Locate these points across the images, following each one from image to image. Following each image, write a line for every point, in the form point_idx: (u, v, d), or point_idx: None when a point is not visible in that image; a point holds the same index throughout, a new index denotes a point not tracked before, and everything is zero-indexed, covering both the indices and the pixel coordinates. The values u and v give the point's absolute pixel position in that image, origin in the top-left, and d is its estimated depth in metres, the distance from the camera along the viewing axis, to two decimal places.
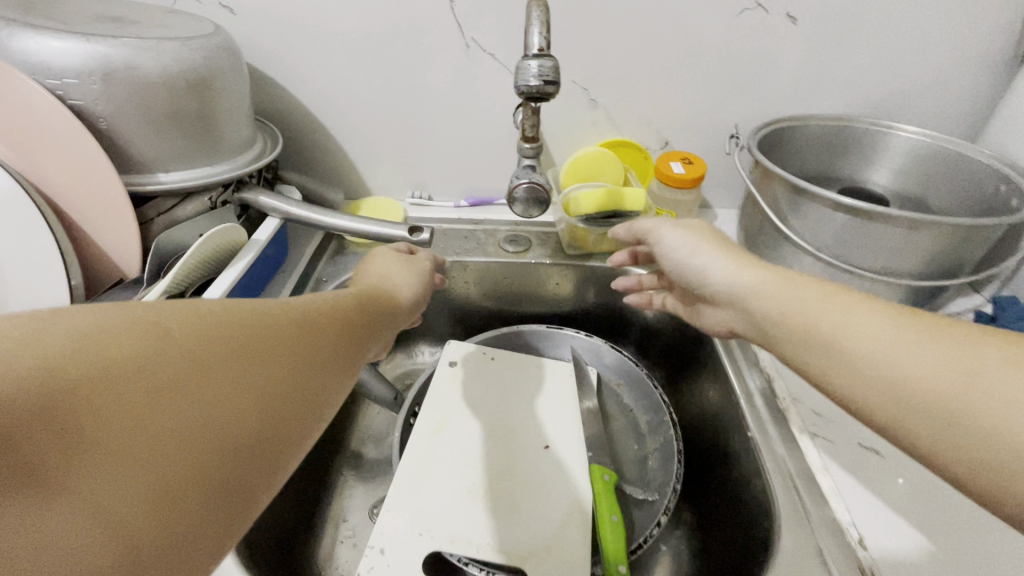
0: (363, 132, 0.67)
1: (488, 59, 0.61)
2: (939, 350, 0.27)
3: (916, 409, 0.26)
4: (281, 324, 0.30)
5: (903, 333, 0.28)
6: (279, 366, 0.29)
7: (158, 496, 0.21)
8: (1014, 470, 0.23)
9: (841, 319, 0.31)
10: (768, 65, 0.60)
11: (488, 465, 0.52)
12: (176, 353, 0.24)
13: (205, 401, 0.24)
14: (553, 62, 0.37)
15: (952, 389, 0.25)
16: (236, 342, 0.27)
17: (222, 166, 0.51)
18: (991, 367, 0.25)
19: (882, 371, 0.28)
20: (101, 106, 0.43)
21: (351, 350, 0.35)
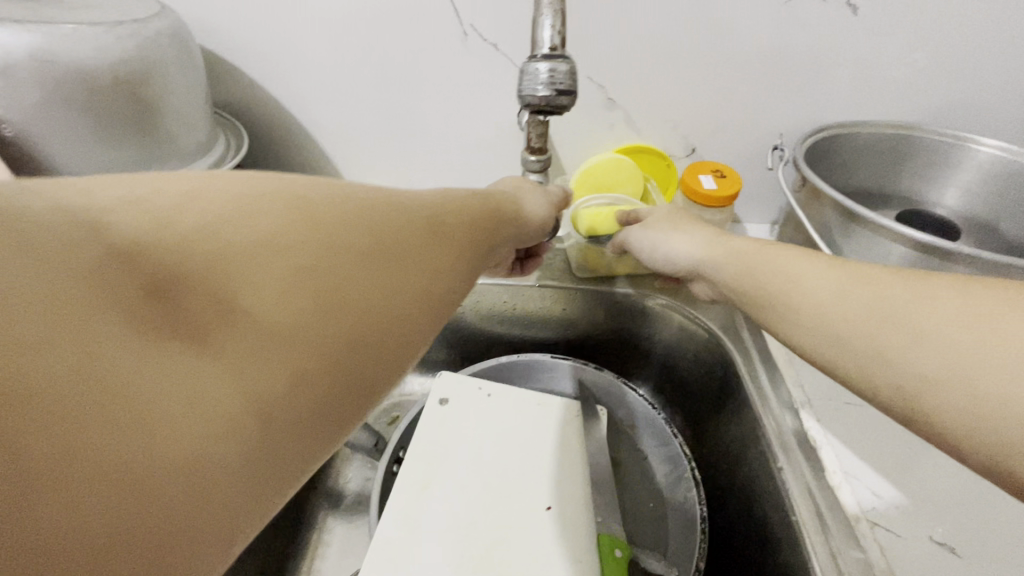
0: (346, 131, 0.58)
1: (489, 51, 0.52)
2: (863, 290, 0.28)
3: (839, 343, 0.28)
4: (411, 221, 0.27)
5: (837, 280, 0.30)
6: (410, 264, 0.25)
7: (286, 375, 0.19)
8: (946, 401, 0.23)
9: (785, 271, 0.33)
10: (819, 64, 0.51)
11: (479, 532, 0.45)
12: (304, 234, 0.22)
13: (332, 288, 0.21)
14: (568, 64, 0.29)
15: (868, 322, 0.27)
16: (365, 233, 0.24)
17: (170, 178, 0.43)
18: (906, 299, 0.26)
19: (813, 314, 0.30)
20: (5, 109, 0.35)
21: (477, 264, 0.31)
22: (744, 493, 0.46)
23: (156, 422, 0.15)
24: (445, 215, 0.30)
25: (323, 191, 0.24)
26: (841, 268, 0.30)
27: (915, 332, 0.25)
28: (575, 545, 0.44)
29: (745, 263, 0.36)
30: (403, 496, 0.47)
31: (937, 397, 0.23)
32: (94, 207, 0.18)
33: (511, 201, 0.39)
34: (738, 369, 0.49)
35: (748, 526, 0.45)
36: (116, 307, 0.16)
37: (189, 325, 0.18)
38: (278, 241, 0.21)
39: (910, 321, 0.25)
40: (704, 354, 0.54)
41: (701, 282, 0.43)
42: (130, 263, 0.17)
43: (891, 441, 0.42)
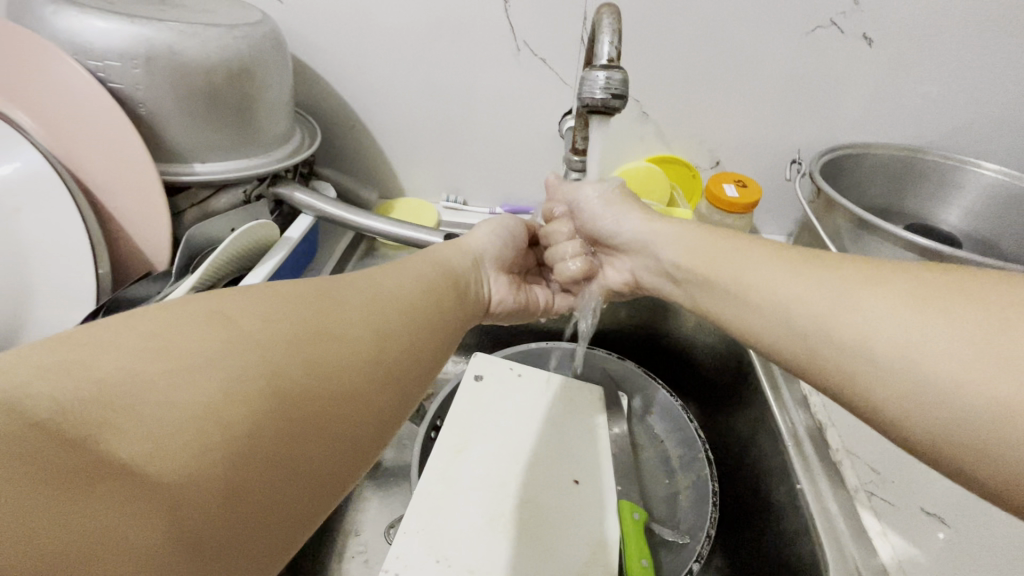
0: (403, 131, 0.65)
1: (539, 65, 0.58)
2: (827, 286, 0.28)
3: (799, 331, 0.29)
4: (342, 317, 0.29)
5: (784, 267, 0.32)
6: (343, 359, 0.27)
7: (274, 441, 0.22)
8: (884, 373, 0.24)
9: (745, 269, 0.34)
10: (836, 89, 0.56)
11: (508, 491, 0.49)
12: (229, 353, 0.23)
13: (265, 400, 0.23)
14: (622, 74, 0.34)
15: (831, 313, 0.27)
16: (294, 338, 0.26)
17: (260, 161, 0.49)
18: (856, 287, 0.27)
19: (785, 308, 0.30)
20: (142, 92, 0.41)
21: (422, 339, 0.33)
22: (753, 473, 0.50)
23: (179, 503, 0.19)
24: (377, 301, 0.32)
25: (241, 309, 0.26)
26: (816, 261, 0.30)
27: (871, 319, 0.25)
28: (596, 508, 0.49)
29: (693, 260, 0.38)
30: (443, 457, 0.52)
31: (888, 381, 0.24)
32: (14, 382, 0.18)
33: (451, 257, 0.44)
34: (752, 359, 0.54)
35: (756, 500, 0.49)
36: (42, 471, 0.16)
37: (158, 446, 0.19)
38: (206, 367, 0.22)
39: (858, 310, 0.26)
40: (720, 347, 0.59)
41: (637, 260, 0.45)
42: (48, 429, 0.17)
43: None
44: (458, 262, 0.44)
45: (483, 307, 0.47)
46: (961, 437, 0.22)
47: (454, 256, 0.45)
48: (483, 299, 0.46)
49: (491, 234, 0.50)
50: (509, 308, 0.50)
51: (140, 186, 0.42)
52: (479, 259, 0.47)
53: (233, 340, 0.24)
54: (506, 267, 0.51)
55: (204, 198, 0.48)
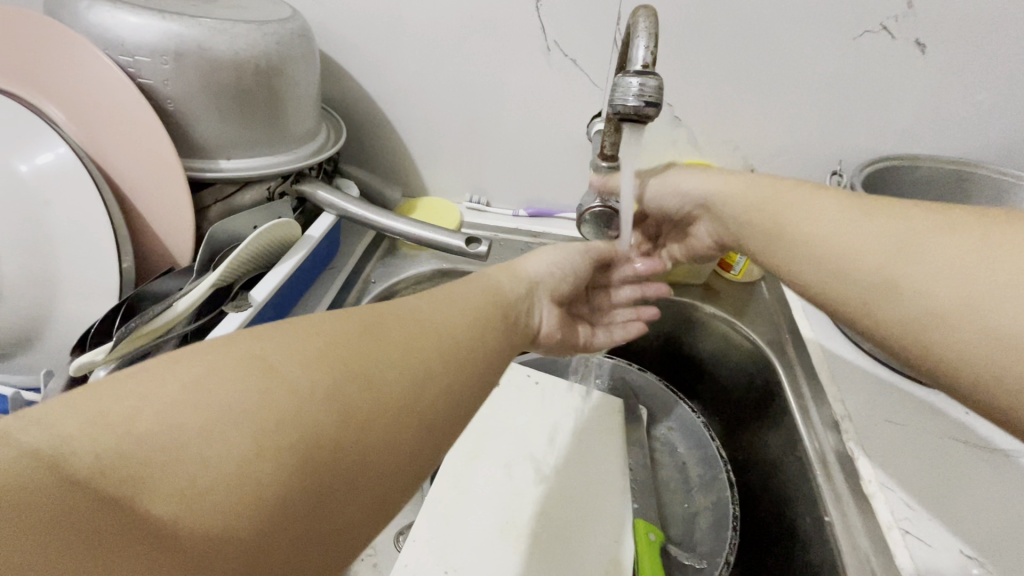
0: (429, 130, 0.64)
1: (569, 65, 0.56)
2: (883, 237, 0.31)
3: (857, 283, 0.31)
4: (386, 361, 0.28)
5: (845, 214, 0.34)
6: (380, 413, 0.26)
7: (292, 503, 0.22)
8: (941, 314, 0.27)
9: (807, 218, 0.35)
10: (883, 98, 0.53)
11: (522, 501, 0.49)
12: (264, 410, 0.23)
13: (294, 460, 0.23)
14: (657, 81, 0.33)
15: (889, 269, 0.30)
16: (330, 388, 0.25)
17: (285, 158, 0.49)
18: (927, 242, 0.29)
19: (835, 255, 0.33)
20: (170, 87, 0.41)
21: (465, 383, 0.31)
22: (778, 498, 0.48)
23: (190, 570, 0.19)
24: (422, 340, 0.31)
25: (279, 351, 0.26)
26: (874, 213, 0.32)
27: (929, 270, 0.28)
28: (609, 517, 0.48)
29: (760, 204, 0.39)
30: (457, 463, 0.51)
31: (952, 328, 0.26)
32: (58, 434, 0.19)
33: (506, 288, 0.41)
34: (783, 384, 0.51)
35: (781, 527, 0.47)
36: (75, 537, 0.17)
37: (178, 509, 0.20)
38: (239, 424, 0.22)
39: (924, 261, 0.28)
40: (747, 364, 0.57)
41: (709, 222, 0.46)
42: (86, 490, 0.18)
43: (933, 463, 0.43)
44: (511, 292, 0.41)
45: (531, 339, 0.43)
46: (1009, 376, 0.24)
47: (508, 287, 0.42)
48: (533, 333, 0.43)
49: (552, 261, 0.46)
50: (555, 343, 0.46)
51: (166, 182, 0.42)
52: (534, 286, 0.44)
53: (267, 390, 0.24)
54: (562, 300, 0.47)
55: (229, 193, 0.48)
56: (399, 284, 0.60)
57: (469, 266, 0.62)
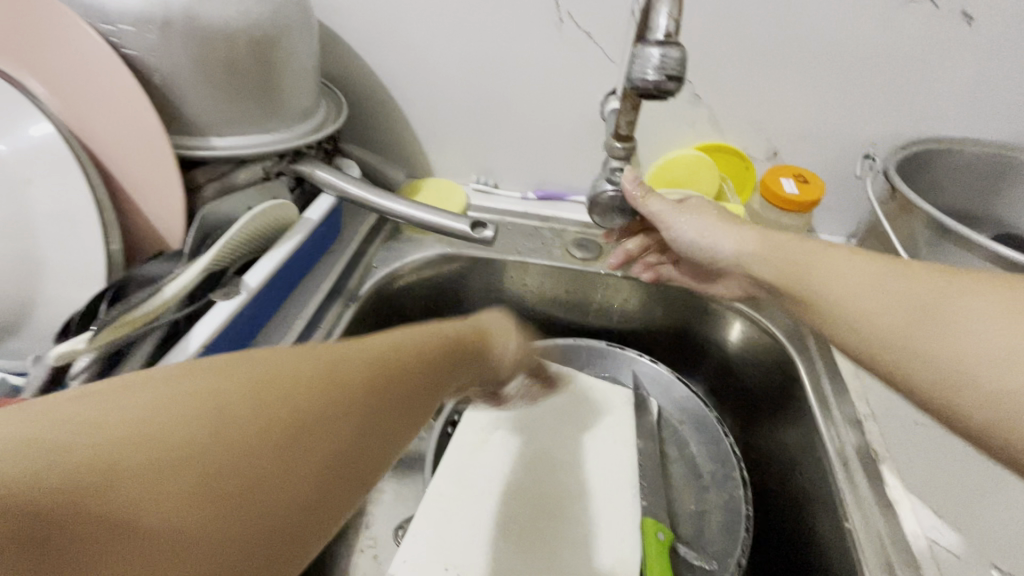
0: (435, 108, 0.61)
1: (583, 39, 0.53)
2: (900, 293, 0.35)
3: (890, 343, 0.34)
4: (283, 388, 0.19)
5: (875, 275, 0.36)
6: (289, 446, 0.18)
7: None
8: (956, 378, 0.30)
9: (830, 279, 0.38)
10: (922, 76, 0.49)
11: (526, 498, 0.47)
12: (137, 428, 0.16)
13: (139, 520, 0.15)
14: (680, 52, 0.30)
15: (911, 334, 0.33)
16: (231, 404, 0.18)
17: (281, 137, 0.46)
18: (971, 305, 0.31)
19: (846, 312, 0.37)
20: (157, 59, 0.39)
21: (422, 403, 0.24)
22: (794, 498, 0.46)
23: None
24: (388, 339, 0.24)
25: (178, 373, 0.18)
26: (895, 275, 0.36)
27: (977, 330, 0.30)
28: (616, 511, 0.46)
29: (789, 270, 0.41)
30: (460, 457, 0.49)
31: (972, 387, 0.29)
32: None
33: (483, 310, 0.35)
34: (801, 380, 0.49)
35: (797, 529, 0.45)
36: None
37: None
38: (96, 448, 0.15)
39: (968, 313, 0.31)
40: (764, 359, 0.54)
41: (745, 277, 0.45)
42: None
43: (962, 469, 0.41)
44: (490, 314, 0.35)
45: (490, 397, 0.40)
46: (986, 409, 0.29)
47: (486, 314, 0.35)
48: (497, 370, 0.34)
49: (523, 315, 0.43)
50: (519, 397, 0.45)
51: (154, 160, 0.39)
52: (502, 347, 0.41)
53: (150, 422, 0.16)
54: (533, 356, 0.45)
55: (223, 171, 0.45)
56: (401, 270, 0.57)
57: (474, 251, 0.60)
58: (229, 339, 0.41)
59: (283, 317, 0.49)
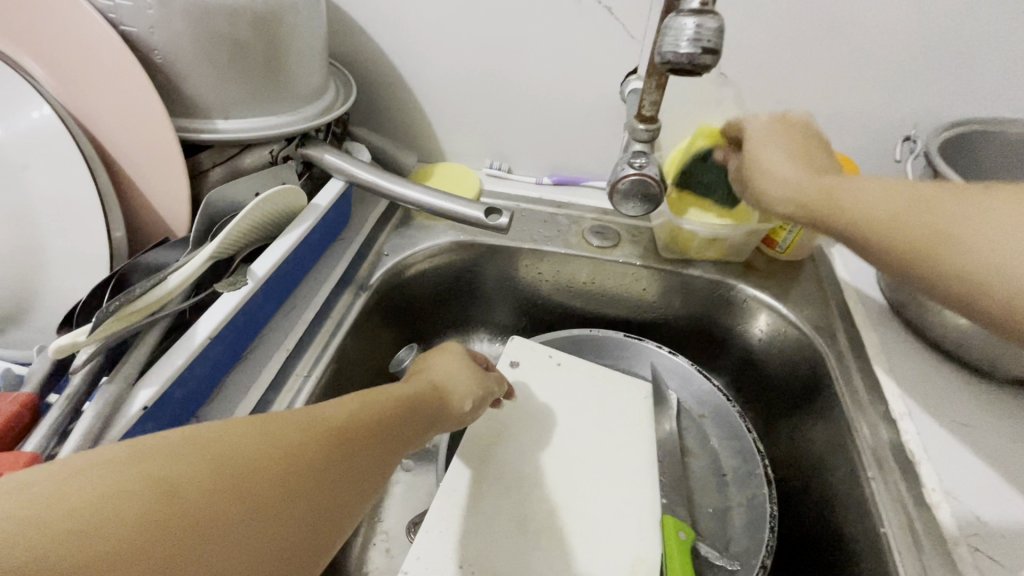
0: (447, 89, 0.59)
1: (604, 15, 0.50)
2: (913, 198, 0.31)
3: (900, 248, 0.30)
4: (270, 445, 0.22)
5: (892, 193, 0.32)
6: (277, 491, 0.21)
7: None
8: (979, 280, 0.27)
9: (854, 195, 0.33)
10: (970, 52, 0.46)
11: (541, 492, 0.45)
12: (154, 483, 0.18)
13: (155, 563, 0.17)
14: (717, 22, 0.27)
15: (929, 234, 0.29)
16: (228, 461, 0.20)
17: (288, 120, 0.44)
18: (989, 205, 0.28)
19: (859, 217, 0.33)
20: (157, 37, 0.37)
21: (387, 451, 0.27)
22: (822, 497, 0.44)
23: None
24: (362, 399, 0.27)
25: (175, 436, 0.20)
26: (918, 186, 0.31)
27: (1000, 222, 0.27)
28: (634, 508, 0.45)
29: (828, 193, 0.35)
30: (474, 450, 0.48)
31: (1010, 272, 0.26)
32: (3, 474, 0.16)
33: (445, 362, 0.38)
34: (832, 374, 0.46)
35: (825, 530, 0.43)
36: None
37: None
38: (123, 500, 0.17)
39: (984, 213, 0.27)
40: (790, 352, 0.52)
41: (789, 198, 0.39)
42: None
43: (1005, 468, 0.38)
44: (455, 365, 0.38)
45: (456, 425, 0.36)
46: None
47: (451, 367, 0.38)
48: (460, 419, 0.35)
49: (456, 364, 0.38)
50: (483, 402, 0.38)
51: (156, 143, 0.38)
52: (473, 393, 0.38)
53: (152, 479, 0.18)
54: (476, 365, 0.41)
55: (230, 156, 0.44)
56: (412, 258, 0.56)
57: (487, 239, 0.58)
58: (236, 328, 0.39)
59: (292, 306, 0.47)
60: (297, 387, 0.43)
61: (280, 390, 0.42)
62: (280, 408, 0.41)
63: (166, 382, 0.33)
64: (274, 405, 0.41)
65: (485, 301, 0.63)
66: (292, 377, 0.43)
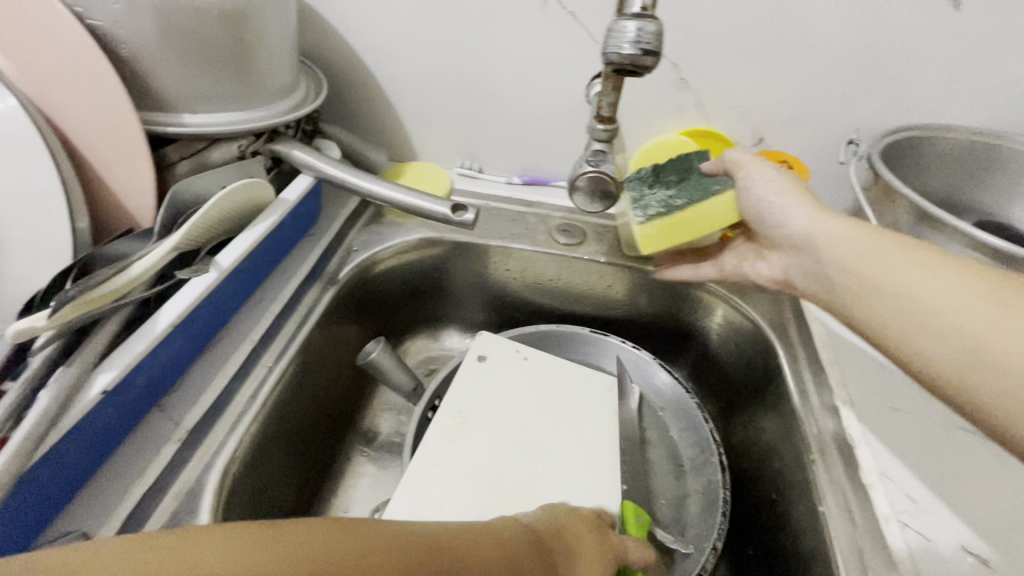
0: (417, 90, 0.60)
1: (568, 20, 0.52)
2: (865, 242, 0.38)
3: (846, 277, 0.38)
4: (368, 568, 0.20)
5: (962, 276, 0.33)
6: None
7: None
8: (893, 312, 0.35)
9: (900, 267, 0.35)
10: (908, 63, 0.49)
11: (502, 482, 0.47)
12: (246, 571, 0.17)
13: None
14: (656, 26, 0.29)
15: (864, 268, 0.37)
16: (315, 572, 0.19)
17: (257, 115, 0.45)
18: (932, 268, 0.34)
19: (837, 251, 0.39)
20: (123, 30, 0.38)
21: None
22: (771, 483, 0.46)
23: None
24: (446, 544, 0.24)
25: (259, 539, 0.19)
26: (950, 264, 0.33)
27: (935, 283, 0.33)
28: (591, 494, 0.46)
29: (864, 267, 0.37)
30: (437, 440, 0.49)
31: (924, 311, 0.33)
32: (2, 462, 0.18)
33: (572, 528, 0.34)
34: (782, 365, 0.48)
35: (772, 514, 0.45)
36: None
37: None
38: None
39: (933, 273, 0.33)
40: (745, 345, 0.54)
41: (796, 256, 0.43)
42: None
43: (935, 450, 0.41)
44: (590, 554, 0.33)
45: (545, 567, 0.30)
46: (923, 342, 0.33)
47: (583, 545, 0.33)
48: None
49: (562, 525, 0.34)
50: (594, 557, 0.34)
51: (120, 134, 0.38)
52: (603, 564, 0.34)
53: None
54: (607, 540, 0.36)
55: (197, 150, 0.44)
56: (382, 253, 0.57)
57: (456, 236, 0.59)
58: (200, 319, 0.40)
59: (259, 299, 0.48)
60: (262, 377, 0.43)
61: (244, 379, 0.43)
62: (243, 397, 0.42)
63: (127, 367, 0.33)
64: (238, 394, 0.42)
65: (455, 298, 0.64)
66: (257, 367, 0.44)
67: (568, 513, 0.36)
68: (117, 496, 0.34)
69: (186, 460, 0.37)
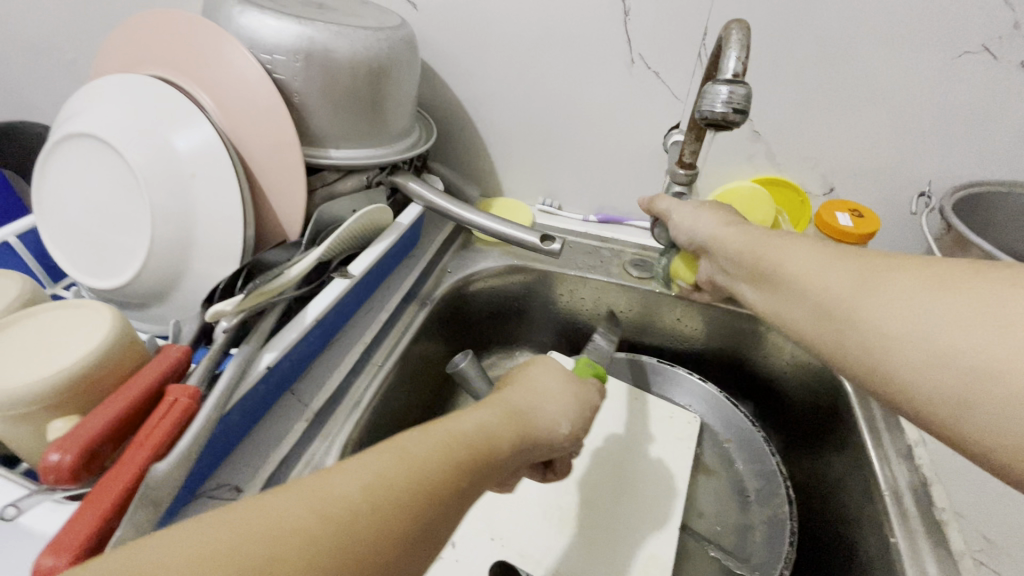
0: (509, 134, 0.68)
1: (652, 78, 0.59)
2: (743, 235, 0.42)
3: (735, 268, 0.43)
4: (288, 521, 0.21)
5: (821, 252, 0.37)
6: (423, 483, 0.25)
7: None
8: (769, 297, 0.40)
9: (778, 254, 0.39)
10: (980, 123, 0.52)
11: (573, 490, 0.50)
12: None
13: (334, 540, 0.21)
14: (746, 90, 0.35)
15: (742, 257, 0.42)
16: (296, 538, 0.20)
17: (383, 152, 0.54)
18: (793, 249, 0.39)
19: (723, 249, 0.44)
20: (298, 83, 0.47)
21: (435, 530, 0.25)
22: (840, 519, 0.47)
23: None
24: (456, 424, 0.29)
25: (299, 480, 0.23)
26: (804, 246, 0.38)
27: (798, 263, 0.38)
28: (655, 512, 0.49)
29: (753, 254, 0.41)
30: None
31: (788, 293, 0.38)
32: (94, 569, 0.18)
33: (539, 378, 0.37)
34: (851, 403, 0.50)
35: (842, 548, 0.46)
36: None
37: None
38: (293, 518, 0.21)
39: (793, 256, 0.38)
40: (814, 384, 0.55)
41: (711, 262, 0.47)
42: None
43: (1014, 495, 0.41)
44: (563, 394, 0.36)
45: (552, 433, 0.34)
46: (793, 318, 0.38)
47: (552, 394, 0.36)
48: (552, 434, 0.34)
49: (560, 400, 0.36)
50: (586, 415, 0.37)
51: (287, 164, 0.47)
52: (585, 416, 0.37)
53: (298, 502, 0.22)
54: (591, 414, 0.38)
55: (334, 179, 0.53)
56: (471, 276, 0.63)
57: (538, 265, 0.65)
58: (331, 317, 0.47)
59: (369, 307, 0.55)
60: (372, 373, 0.50)
61: (358, 374, 0.49)
62: (358, 389, 0.48)
63: (283, 351, 0.41)
64: (354, 386, 0.48)
65: (530, 321, 0.70)
66: (369, 365, 0.51)
67: (529, 368, 0.38)
68: (260, 460, 0.40)
69: (313, 438, 0.43)
